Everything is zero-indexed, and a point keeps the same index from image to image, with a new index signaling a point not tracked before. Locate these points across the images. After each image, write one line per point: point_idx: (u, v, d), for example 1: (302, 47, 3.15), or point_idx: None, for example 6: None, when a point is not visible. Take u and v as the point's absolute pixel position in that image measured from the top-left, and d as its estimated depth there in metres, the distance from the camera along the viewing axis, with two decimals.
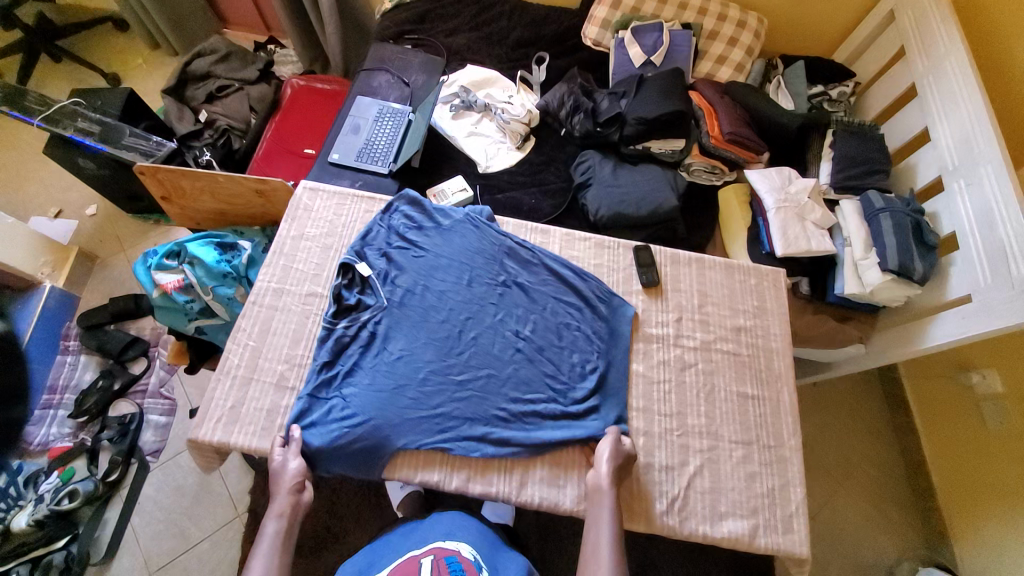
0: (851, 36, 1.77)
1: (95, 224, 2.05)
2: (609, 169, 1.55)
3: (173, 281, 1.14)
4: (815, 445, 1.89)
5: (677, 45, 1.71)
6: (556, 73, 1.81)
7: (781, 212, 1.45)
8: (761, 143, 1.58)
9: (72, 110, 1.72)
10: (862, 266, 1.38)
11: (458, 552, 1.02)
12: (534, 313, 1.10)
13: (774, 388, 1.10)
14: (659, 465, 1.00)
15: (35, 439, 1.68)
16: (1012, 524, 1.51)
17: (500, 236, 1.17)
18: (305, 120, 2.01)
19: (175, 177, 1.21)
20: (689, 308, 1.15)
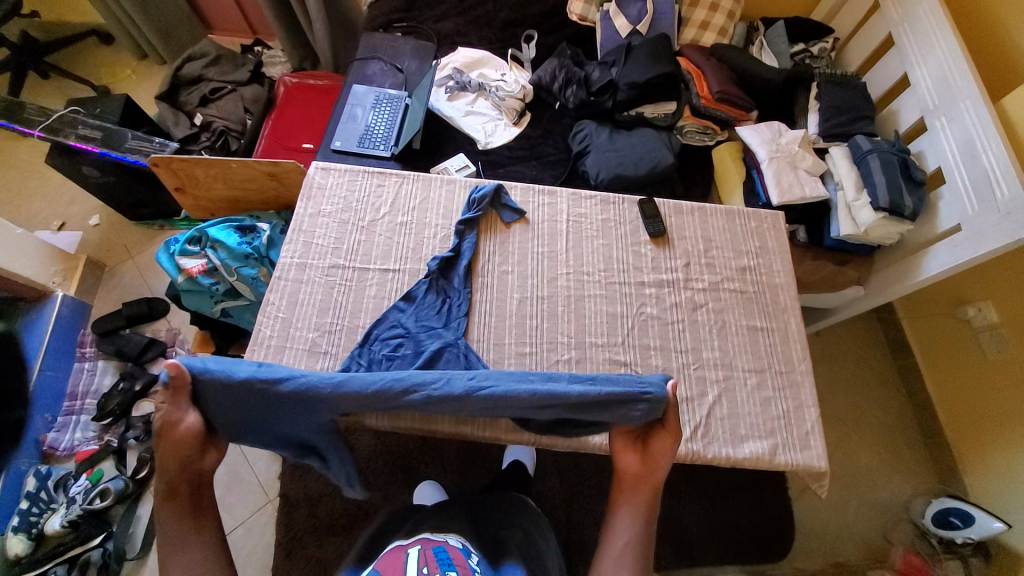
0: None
1: (99, 233, 2.07)
2: (606, 135, 1.60)
3: (197, 265, 1.17)
4: (830, 399, 1.95)
5: (661, 13, 1.75)
6: (545, 51, 1.86)
7: (775, 162, 1.51)
8: (749, 100, 1.63)
9: (71, 118, 1.74)
10: (855, 208, 1.44)
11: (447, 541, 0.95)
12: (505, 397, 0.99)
13: (781, 318, 1.15)
14: (680, 397, 1.05)
15: (60, 445, 1.71)
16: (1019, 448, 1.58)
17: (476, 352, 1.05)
18: (301, 116, 2.04)
19: (188, 166, 1.23)
20: (696, 253, 1.20)
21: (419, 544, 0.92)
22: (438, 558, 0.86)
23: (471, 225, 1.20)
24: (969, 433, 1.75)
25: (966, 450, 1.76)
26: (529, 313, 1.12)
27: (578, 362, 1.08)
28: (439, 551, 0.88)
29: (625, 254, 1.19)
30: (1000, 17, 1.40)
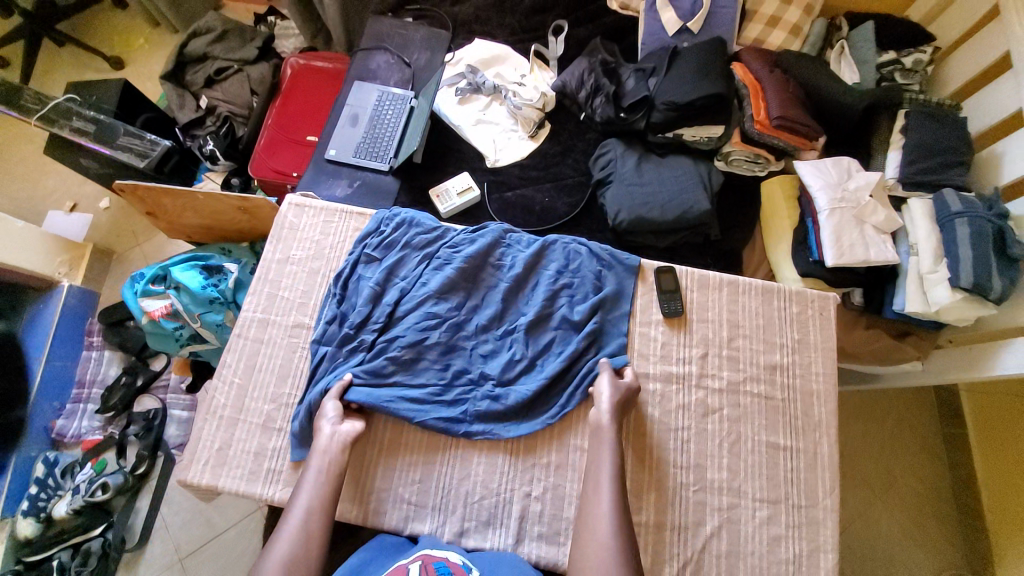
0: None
1: (110, 217, 2.04)
2: (632, 164, 1.36)
3: (161, 307, 1.11)
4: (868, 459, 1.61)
5: (720, 7, 1.44)
6: (576, 46, 1.58)
7: (836, 214, 1.23)
8: (818, 127, 1.32)
9: (66, 108, 1.67)
10: (929, 282, 1.17)
11: (447, 556, 0.82)
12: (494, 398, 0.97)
13: (811, 438, 0.96)
14: (671, 524, 0.90)
15: (68, 432, 1.76)
16: None
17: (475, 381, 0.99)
18: (307, 104, 1.87)
19: (156, 195, 1.13)
20: (717, 342, 1.01)
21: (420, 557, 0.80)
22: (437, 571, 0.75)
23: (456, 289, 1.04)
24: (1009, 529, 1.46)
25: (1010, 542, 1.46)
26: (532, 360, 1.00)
27: (557, 467, 0.95)
28: (439, 566, 0.77)
29: (618, 328, 1.01)
30: None
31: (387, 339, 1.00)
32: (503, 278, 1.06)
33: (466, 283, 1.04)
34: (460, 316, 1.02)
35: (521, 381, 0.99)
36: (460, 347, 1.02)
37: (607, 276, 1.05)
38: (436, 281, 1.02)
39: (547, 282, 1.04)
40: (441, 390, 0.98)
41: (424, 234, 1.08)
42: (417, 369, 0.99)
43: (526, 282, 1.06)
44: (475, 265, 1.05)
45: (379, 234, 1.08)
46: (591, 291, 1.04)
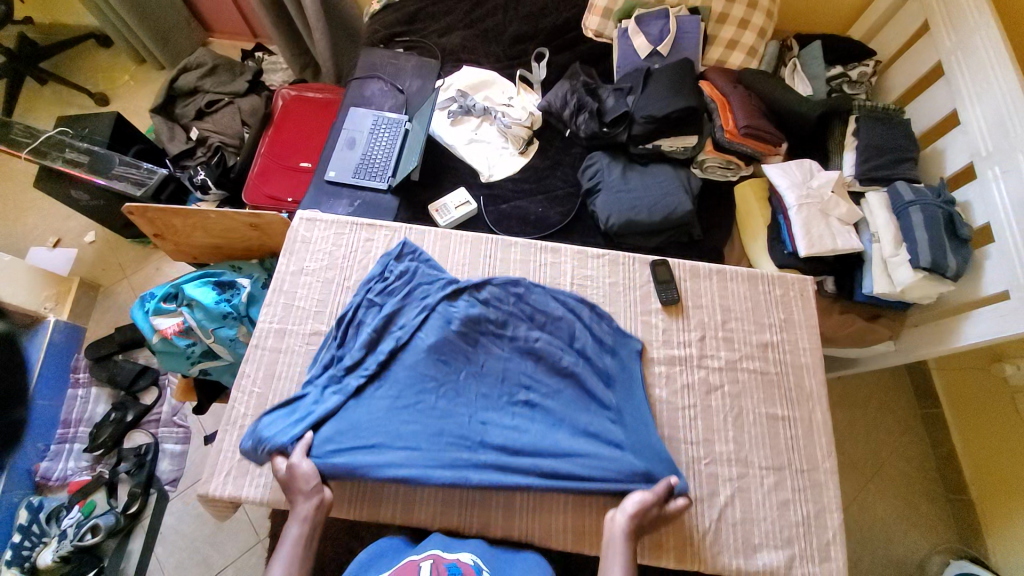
0: (867, 12, 1.66)
1: (95, 251, 2.02)
2: (618, 173, 1.47)
3: (173, 324, 1.13)
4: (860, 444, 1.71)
5: (685, 32, 1.60)
6: (557, 70, 1.71)
7: (804, 209, 1.36)
8: (779, 134, 1.47)
9: (59, 140, 1.69)
10: (892, 264, 1.30)
11: (458, 558, 0.84)
12: (490, 454, 0.93)
13: (806, 407, 1.04)
14: (688, 497, 0.95)
15: (53, 475, 1.68)
16: None
17: (463, 447, 0.93)
18: (299, 132, 1.91)
19: (166, 215, 1.16)
20: (712, 325, 1.09)
21: (430, 558, 0.81)
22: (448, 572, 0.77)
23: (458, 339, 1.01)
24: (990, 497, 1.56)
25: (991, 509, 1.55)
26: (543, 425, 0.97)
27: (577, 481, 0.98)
28: (450, 566, 0.79)
29: (636, 419, 0.99)
30: None
31: (381, 395, 0.95)
32: (510, 331, 1.04)
33: (467, 340, 1.02)
34: (458, 380, 0.99)
35: (526, 441, 0.94)
36: (465, 429, 0.94)
37: (611, 362, 1.03)
38: (432, 333, 0.99)
39: (562, 329, 1.05)
40: (430, 454, 0.91)
41: (429, 279, 1.08)
42: (404, 427, 0.93)
43: (530, 354, 1.02)
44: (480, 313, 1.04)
45: (381, 279, 1.09)
46: (600, 378, 1.02)
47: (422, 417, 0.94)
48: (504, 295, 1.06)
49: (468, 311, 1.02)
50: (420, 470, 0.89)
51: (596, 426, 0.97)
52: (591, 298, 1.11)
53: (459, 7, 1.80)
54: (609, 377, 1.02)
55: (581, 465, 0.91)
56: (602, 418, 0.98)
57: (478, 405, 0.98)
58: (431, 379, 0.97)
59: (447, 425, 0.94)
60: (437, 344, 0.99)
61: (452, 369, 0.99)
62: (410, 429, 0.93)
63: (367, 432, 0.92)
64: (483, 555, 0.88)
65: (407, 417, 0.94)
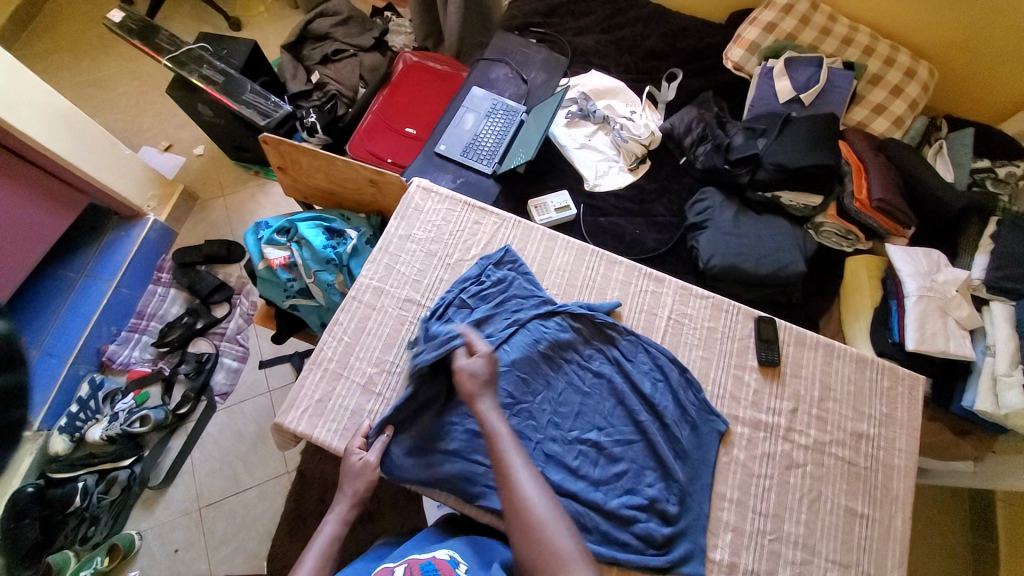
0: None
1: (200, 164, 2.10)
2: (731, 216, 1.41)
3: (280, 257, 1.16)
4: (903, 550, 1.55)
5: (834, 86, 1.52)
6: (686, 95, 1.66)
7: (923, 301, 1.26)
8: (912, 217, 1.38)
9: (198, 55, 1.76)
10: (1002, 384, 1.19)
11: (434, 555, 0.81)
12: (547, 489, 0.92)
13: (888, 510, 0.97)
14: (744, 568, 0.91)
15: (117, 358, 1.74)
16: None
17: None
18: (413, 98, 1.92)
19: (297, 152, 1.20)
20: (807, 399, 1.03)
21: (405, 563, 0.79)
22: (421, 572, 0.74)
23: (541, 364, 1.01)
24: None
25: None
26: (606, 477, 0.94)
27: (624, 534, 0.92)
28: (426, 563, 0.76)
29: (699, 505, 0.93)
30: None
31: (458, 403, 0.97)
32: (595, 364, 1.03)
33: (550, 368, 1.02)
34: (534, 404, 0.99)
35: (588, 489, 0.93)
36: (532, 459, 0.94)
37: (689, 435, 0.98)
38: (517, 353, 1.00)
39: (647, 376, 1.02)
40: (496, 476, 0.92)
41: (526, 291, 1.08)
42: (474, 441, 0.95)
43: (610, 396, 1.01)
44: (568, 344, 1.03)
45: (477, 283, 1.08)
46: (673, 448, 0.97)
47: (495, 437, 0.95)
48: (595, 335, 1.05)
49: (558, 334, 1.03)
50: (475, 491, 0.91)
51: (648, 502, 0.92)
52: (683, 359, 1.05)
53: (601, 10, 1.78)
54: (688, 440, 0.98)
55: (636, 536, 0.90)
56: (665, 490, 0.93)
57: (548, 437, 0.97)
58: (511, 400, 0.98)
59: (516, 449, 0.95)
60: (522, 364, 1.00)
61: (533, 398, 0.99)
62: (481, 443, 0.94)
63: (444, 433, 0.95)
64: (459, 548, 0.85)
65: (481, 432, 0.95)
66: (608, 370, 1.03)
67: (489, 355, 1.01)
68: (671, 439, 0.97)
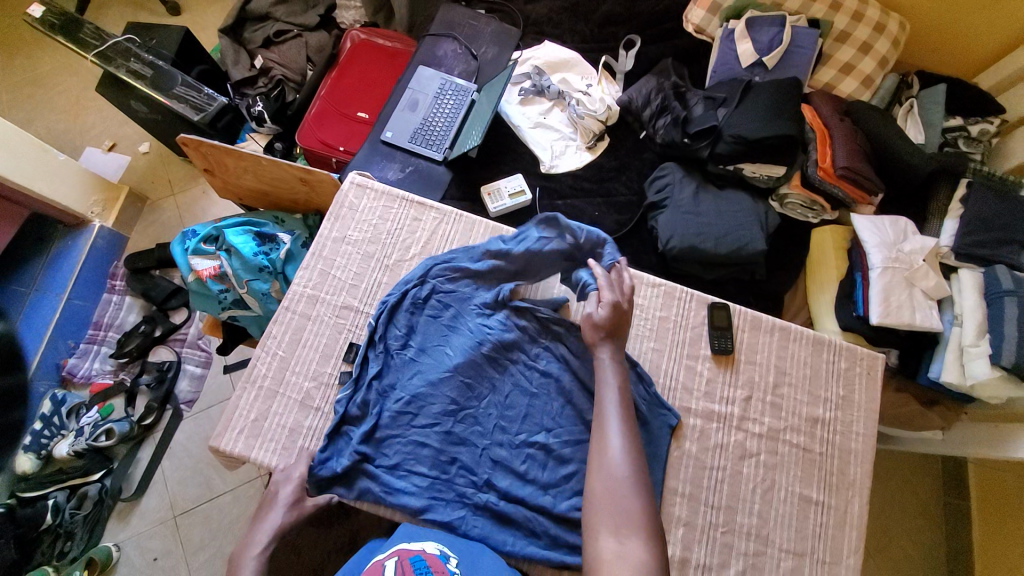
0: (1006, 59, 1.42)
1: (146, 162, 2.00)
2: (690, 192, 1.35)
3: (209, 267, 1.13)
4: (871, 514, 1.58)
5: (798, 46, 1.43)
6: (645, 64, 1.57)
7: (888, 273, 1.22)
8: (879, 184, 1.32)
9: (125, 48, 1.65)
10: (969, 354, 1.16)
11: (423, 549, 0.78)
12: (492, 495, 0.91)
13: (844, 496, 0.96)
14: (696, 563, 0.90)
15: (78, 372, 1.70)
16: None
17: (471, 488, 0.91)
18: (362, 81, 1.81)
19: (219, 154, 1.13)
20: (761, 386, 1.00)
21: (396, 555, 0.75)
22: (413, 570, 0.71)
23: (486, 367, 0.99)
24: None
25: None
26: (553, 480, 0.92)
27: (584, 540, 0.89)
28: (416, 561, 0.73)
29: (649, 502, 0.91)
30: None
31: (398, 413, 0.95)
32: (541, 363, 1.00)
33: (493, 370, 0.99)
34: (478, 408, 0.96)
35: (533, 492, 0.92)
36: (476, 466, 0.93)
37: (640, 432, 0.94)
38: (458, 357, 0.98)
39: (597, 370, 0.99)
40: (440, 483, 0.91)
41: (470, 290, 1.05)
42: (416, 450, 0.93)
43: (558, 396, 0.98)
44: (515, 344, 1.00)
45: (419, 285, 1.03)
46: None
47: (438, 445, 0.93)
48: (542, 332, 1.02)
49: (501, 335, 1.00)
50: (421, 502, 0.89)
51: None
52: (634, 353, 1.01)
53: None
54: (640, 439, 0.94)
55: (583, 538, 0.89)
56: None
57: (494, 442, 0.95)
58: (454, 407, 0.95)
59: (460, 457, 0.93)
60: (464, 369, 0.97)
61: (477, 403, 0.97)
62: (423, 452, 0.93)
63: (386, 444, 0.93)
64: (449, 543, 0.82)
65: (423, 441, 0.93)
66: (556, 370, 0.99)
67: (431, 360, 0.99)
68: None
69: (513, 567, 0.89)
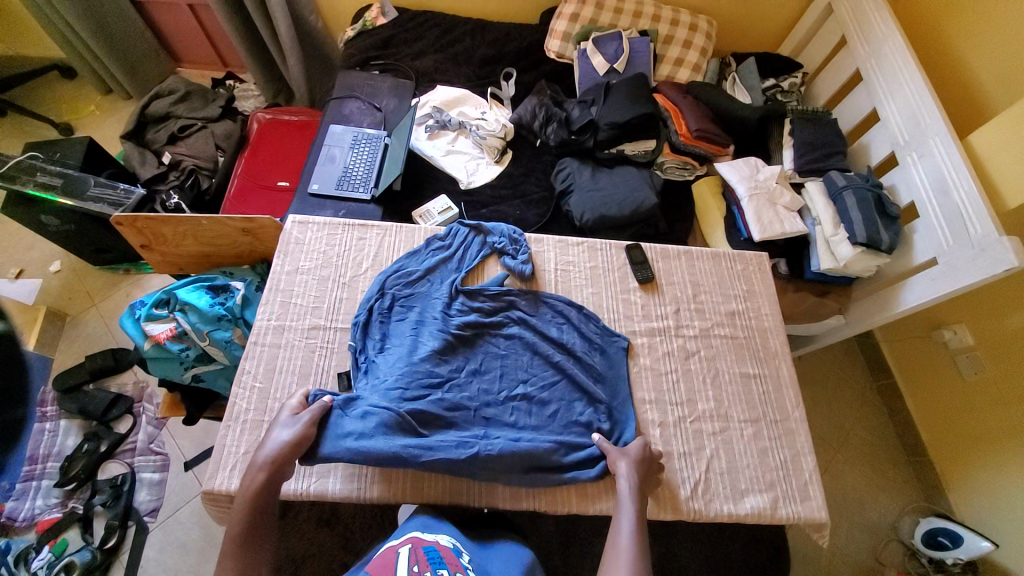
0: (794, 30, 1.88)
1: (62, 280, 1.94)
2: (588, 174, 1.60)
3: (165, 330, 1.17)
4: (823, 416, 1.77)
5: (637, 51, 1.79)
6: (524, 88, 1.87)
7: (755, 199, 1.51)
8: (726, 136, 1.66)
9: (28, 164, 1.67)
10: (834, 242, 1.46)
11: (436, 541, 0.85)
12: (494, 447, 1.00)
13: (773, 364, 1.16)
14: (677, 453, 1.04)
15: (19, 515, 1.53)
16: (1011, 468, 1.47)
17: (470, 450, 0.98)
18: (276, 153, 1.92)
19: (156, 225, 1.21)
20: (685, 298, 1.21)
21: (409, 542, 0.82)
22: (429, 560, 0.77)
23: (459, 343, 1.10)
24: (951, 448, 1.65)
25: (953, 469, 1.64)
26: (539, 418, 1.04)
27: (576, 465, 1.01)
28: (429, 550, 0.80)
29: (625, 413, 1.06)
30: (961, 62, 1.44)
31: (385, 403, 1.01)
32: (504, 329, 1.13)
33: (464, 346, 1.10)
34: (459, 379, 1.06)
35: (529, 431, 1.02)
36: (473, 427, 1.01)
37: (600, 359, 1.11)
38: (431, 342, 1.08)
39: (552, 317, 1.15)
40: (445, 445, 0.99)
41: (424, 285, 1.17)
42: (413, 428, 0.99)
43: (525, 350, 1.12)
44: (478, 318, 1.13)
45: (381, 297, 1.14)
46: (589, 375, 1.09)
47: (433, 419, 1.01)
48: (496, 306, 1.15)
49: (464, 314, 1.13)
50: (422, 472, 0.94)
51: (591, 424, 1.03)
52: (578, 299, 1.19)
53: (430, 33, 1.94)
54: (598, 368, 1.10)
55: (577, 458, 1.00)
56: (594, 412, 1.05)
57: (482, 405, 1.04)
58: (439, 384, 1.04)
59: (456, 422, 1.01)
60: (439, 351, 1.08)
61: (459, 375, 1.07)
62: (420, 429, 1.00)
63: None
64: (460, 540, 0.90)
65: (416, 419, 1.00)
66: (519, 330, 1.13)
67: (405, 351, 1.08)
68: (584, 369, 1.10)
69: (524, 504, 0.98)
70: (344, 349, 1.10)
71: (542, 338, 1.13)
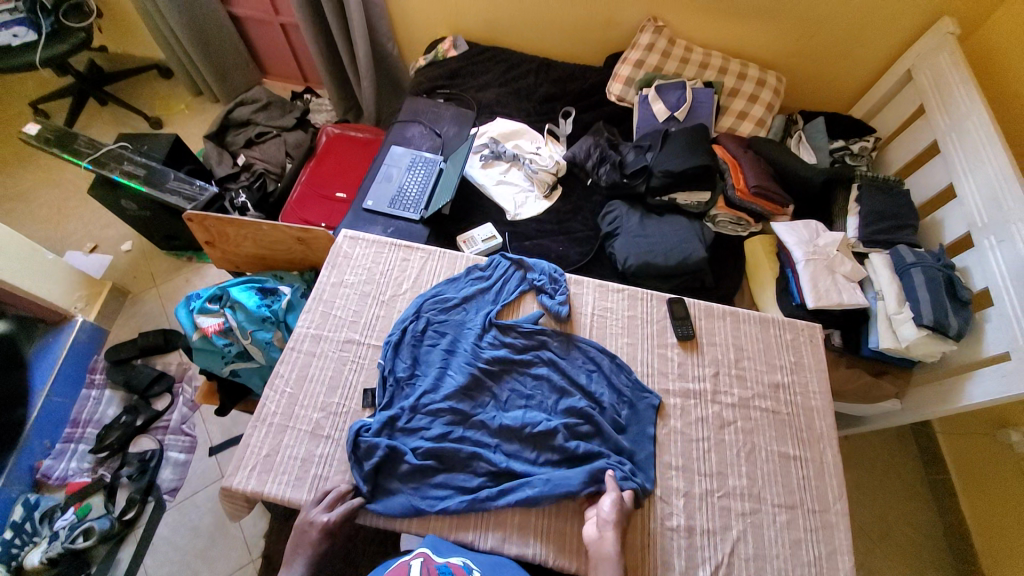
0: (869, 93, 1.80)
1: (130, 259, 2.09)
2: (637, 220, 1.59)
3: (213, 324, 1.24)
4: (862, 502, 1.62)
5: (700, 102, 1.77)
6: (581, 127, 1.89)
7: (812, 265, 1.44)
8: (786, 196, 1.60)
9: (118, 153, 1.82)
10: (896, 321, 1.36)
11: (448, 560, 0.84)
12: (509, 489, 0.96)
13: (817, 448, 1.08)
14: (700, 529, 0.97)
15: (54, 473, 1.62)
16: None
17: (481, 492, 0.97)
18: (339, 165, 2.02)
19: (222, 225, 1.30)
20: (725, 362, 1.15)
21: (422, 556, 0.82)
22: None
23: (487, 377, 1.10)
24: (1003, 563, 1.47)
25: None
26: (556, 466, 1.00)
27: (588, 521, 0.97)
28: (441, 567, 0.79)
29: (646, 469, 1.01)
30: None
31: (407, 431, 1.02)
32: (532, 367, 1.11)
33: (490, 382, 1.09)
34: (482, 415, 1.05)
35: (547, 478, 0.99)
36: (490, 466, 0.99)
37: (627, 413, 1.08)
38: (460, 373, 1.08)
39: (585, 362, 1.13)
40: (462, 476, 0.99)
41: (461, 315, 1.18)
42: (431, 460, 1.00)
43: (552, 393, 1.09)
44: (508, 354, 1.12)
45: (415, 320, 1.15)
46: (613, 425, 1.05)
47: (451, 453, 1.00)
48: (528, 344, 1.14)
49: (494, 349, 1.12)
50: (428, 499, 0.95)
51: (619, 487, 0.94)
52: (612, 348, 1.15)
53: (496, 68, 2.01)
54: (621, 420, 1.06)
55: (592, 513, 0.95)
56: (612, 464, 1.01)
57: (502, 445, 1.02)
58: (462, 419, 1.04)
59: (473, 458, 1.00)
60: (466, 384, 1.08)
61: (482, 411, 1.06)
62: (438, 461, 1.00)
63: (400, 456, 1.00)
64: (474, 560, 0.88)
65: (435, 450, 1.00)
66: (547, 371, 1.11)
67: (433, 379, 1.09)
68: (607, 417, 1.06)
69: (529, 555, 0.94)
70: (373, 366, 1.11)
71: (572, 381, 1.10)
